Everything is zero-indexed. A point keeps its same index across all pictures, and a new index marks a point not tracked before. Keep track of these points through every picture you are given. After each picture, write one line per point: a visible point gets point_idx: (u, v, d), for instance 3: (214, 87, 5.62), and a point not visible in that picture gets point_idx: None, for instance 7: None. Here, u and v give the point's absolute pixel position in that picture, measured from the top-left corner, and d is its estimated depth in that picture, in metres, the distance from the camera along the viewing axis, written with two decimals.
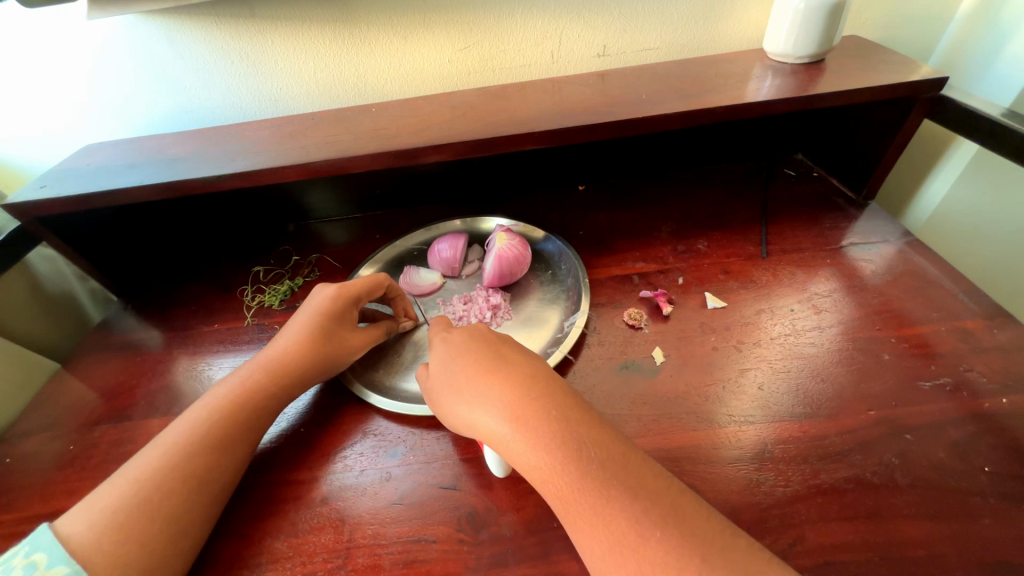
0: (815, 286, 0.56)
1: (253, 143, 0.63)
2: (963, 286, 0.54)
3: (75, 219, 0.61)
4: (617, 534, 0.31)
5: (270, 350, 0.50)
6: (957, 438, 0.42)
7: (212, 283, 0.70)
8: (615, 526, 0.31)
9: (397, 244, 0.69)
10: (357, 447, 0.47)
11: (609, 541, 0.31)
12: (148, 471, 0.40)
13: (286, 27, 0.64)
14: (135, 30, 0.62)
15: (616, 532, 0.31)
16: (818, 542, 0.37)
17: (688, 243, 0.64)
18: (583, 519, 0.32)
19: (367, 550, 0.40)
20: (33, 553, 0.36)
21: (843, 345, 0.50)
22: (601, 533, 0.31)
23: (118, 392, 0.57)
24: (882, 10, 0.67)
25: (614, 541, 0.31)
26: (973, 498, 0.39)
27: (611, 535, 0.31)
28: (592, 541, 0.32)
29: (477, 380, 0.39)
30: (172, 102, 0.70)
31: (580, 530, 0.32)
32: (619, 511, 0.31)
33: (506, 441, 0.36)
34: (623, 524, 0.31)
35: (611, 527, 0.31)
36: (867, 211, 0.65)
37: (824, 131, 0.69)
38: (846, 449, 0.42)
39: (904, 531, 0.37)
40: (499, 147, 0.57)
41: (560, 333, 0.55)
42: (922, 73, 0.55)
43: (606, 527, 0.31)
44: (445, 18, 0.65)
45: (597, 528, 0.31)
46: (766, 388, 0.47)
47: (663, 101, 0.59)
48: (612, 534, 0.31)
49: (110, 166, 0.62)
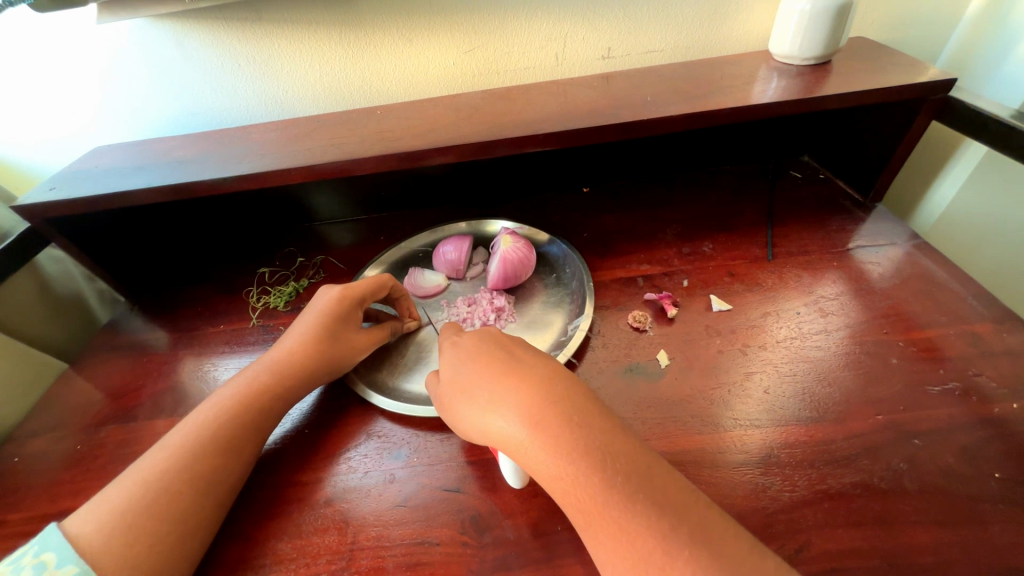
0: (821, 289, 0.56)
1: (260, 146, 0.64)
2: (972, 289, 0.53)
3: (84, 221, 0.62)
4: (641, 550, 0.31)
5: (277, 351, 0.50)
6: (966, 443, 0.42)
7: (218, 284, 0.71)
8: (639, 542, 0.31)
9: (402, 246, 0.69)
10: (361, 449, 0.47)
11: (632, 557, 0.31)
12: (156, 472, 0.40)
13: (292, 30, 0.64)
14: (143, 34, 0.63)
15: (639, 548, 0.31)
16: (824, 548, 0.37)
17: (693, 245, 0.63)
18: (605, 532, 0.32)
19: (371, 552, 0.40)
20: (42, 552, 0.37)
21: (850, 348, 0.50)
22: (623, 547, 0.31)
23: (125, 393, 0.58)
24: (889, 11, 0.67)
25: (637, 557, 0.31)
26: (983, 504, 0.38)
27: (633, 550, 0.31)
28: (612, 555, 0.31)
29: (493, 386, 0.39)
30: (179, 105, 0.70)
31: (601, 543, 0.32)
32: (644, 526, 0.31)
33: (524, 449, 0.36)
34: (646, 539, 0.31)
35: (635, 542, 0.31)
36: (874, 213, 0.64)
37: (830, 133, 0.69)
38: (852, 454, 0.42)
39: (912, 537, 0.37)
40: (504, 149, 0.57)
41: (564, 336, 0.55)
42: (930, 75, 0.55)
43: (629, 542, 0.31)
44: (450, 21, 0.65)
45: (619, 542, 0.31)
46: (772, 392, 0.47)
47: (668, 103, 0.59)
48: (636, 550, 0.31)
49: (118, 169, 0.63)
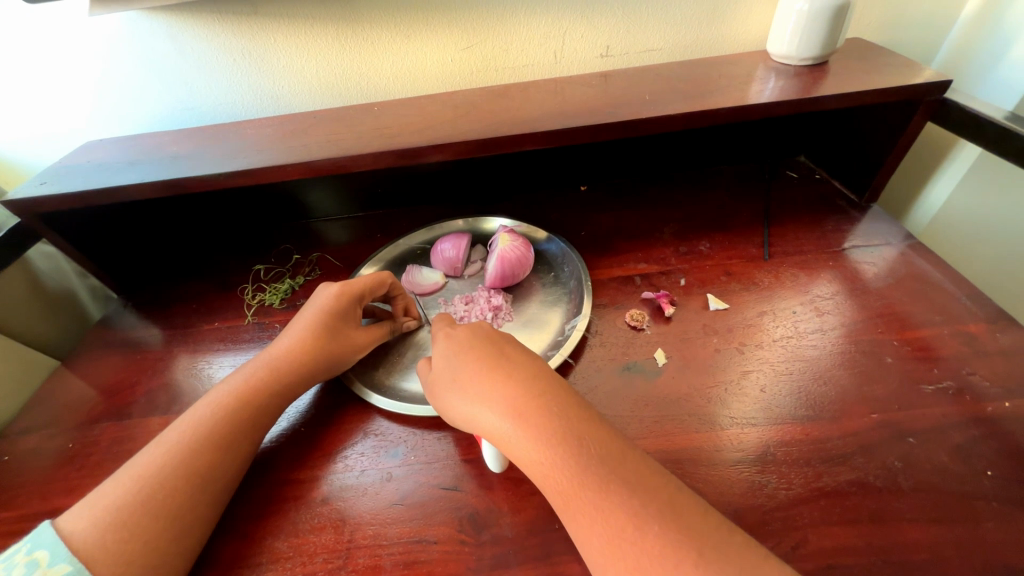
0: (817, 288, 0.56)
1: (255, 141, 0.63)
2: (966, 289, 0.54)
3: (76, 215, 0.61)
4: (619, 531, 0.31)
5: (275, 348, 0.49)
6: (959, 441, 0.42)
7: (213, 280, 0.70)
8: (615, 522, 0.31)
9: (400, 243, 0.69)
10: (358, 447, 0.47)
11: (610, 538, 0.31)
12: (151, 469, 0.40)
13: (289, 24, 0.63)
14: (137, 26, 0.62)
15: (616, 528, 0.31)
16: (820, 545, 0.37)
17: (690, 244, 0.64)
18: (583, 514, 0.32)
19: (368, 550, 0.40)
20: (35, 550, 0.36)
21: (845, 347, 0.50)
22: (601, 529, 0.31)
23: (118, 390, 0.57)
24: (885, 12, 0.67)
25: (615, 538, 0.31)
26: (975, 502, 0.39)
27: (611, 532, 0.31)
28: (591, 537, 0.31)
29: (480, 376, 0.39)
30: (174, 99, 0.69)
31: (579, 526, 0.32)
32: (619, 505, 0.31)
33: (507, 436, 0.36)
34: (624, 521, 0.31)
35: (611, 523, 0.31)
36: (869, 213, 0.65)
37: (828, 133, 0.69)
38: (848, 453, 0.42)
39: (907, 535, 0.37)
40: (502, 146, 0.57)
41: (561, 336, 0.55)
42: (927, 75, 0.55)
43: (606, 523, 0.31)
44: (448, 17, 0.65)
45: (597, 524, 0.31)
46: (769, 390, 0.47)
47: (667, 102, 0.59)
48: (615, 532, 0.31)
49: (112, 163, 0.62)
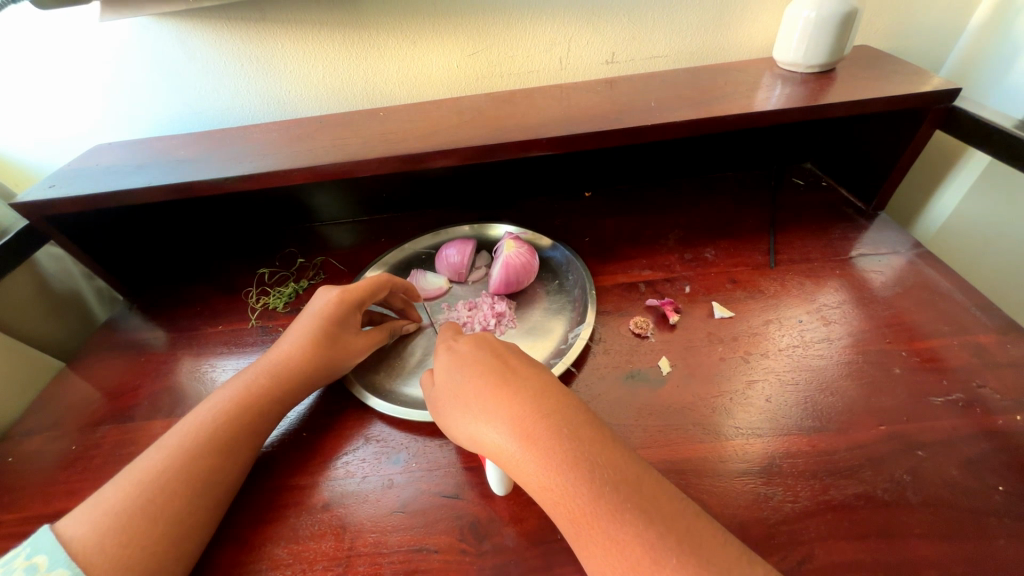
0: (824, 296, 0.56)
1: (261, 145, 0.63)
2: (976, 300, 0.53)
3: (85, 219, 0.61)
4: (631, 561, 0.30)
5: (276, 354, 0.49)
6: (970, 455, 0.41)
7: (218, 283, 0.70)
8: (627, 550, 0.30)
9: (406, 248, 0.69)
10: (358, 453, 0.47)
11: (622, 566, 0.30)
12: (153, 474, 0.40)
13: (296, 29, 0.64)
14: (147, 31, 0.62)
15: (627, 557, 0.30)
16: (828, 561, 0.36)
17: (695, 251, 0.63)
18: (595, 543, 0.31)
19: (368, 558, 0.40)
20: (34, 555, 0.36)
21: (852, 357, 0.50)
22: (613, 557, 0.31)
23: (122, 393, 0.57)
24: (894, 19, 0.67)
25: (627, 565, 0.30)
26: (987, 518, 0.38)
27: (623, 560, 0.30)
28: (603, 565, 0.31)
29: (484, 394, 0.38)
30: (182, 103, 0.70)
31: (590, 552, 0.32)
32: (631, 534, 0.31)
33: (514, 459, 0.35)
34: (636, 551, 0.30)
35: (623, 553, 0.30)
36: (877, 222, 0.64)
37: (834, 140, 0.68)
38: (856, 465, 0.41)
39: (916, 550, 0.36)
40: (507, 153, 0.57)
41: (564, 344, 0.55)
42: (935, 84, 0.55)
43: (618, 552, 0.31)
44: (454, 24, 0.65)
45: (608, 551, 0.31)
46: (774, 401, 0.47)
47: (672, 108, 0.58)
48: (628, 562, 0.30)
49: (120, 166, 0.62)
